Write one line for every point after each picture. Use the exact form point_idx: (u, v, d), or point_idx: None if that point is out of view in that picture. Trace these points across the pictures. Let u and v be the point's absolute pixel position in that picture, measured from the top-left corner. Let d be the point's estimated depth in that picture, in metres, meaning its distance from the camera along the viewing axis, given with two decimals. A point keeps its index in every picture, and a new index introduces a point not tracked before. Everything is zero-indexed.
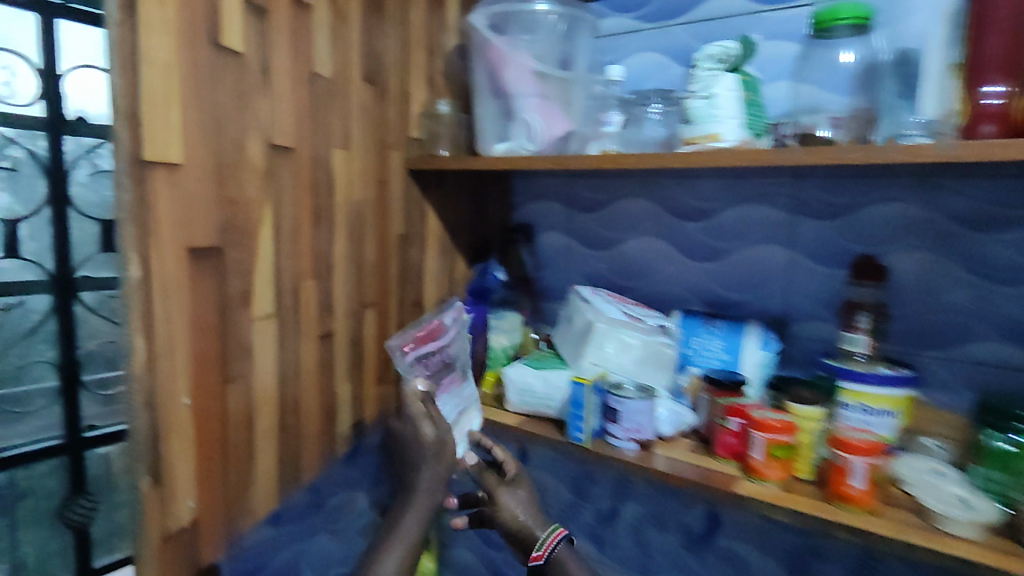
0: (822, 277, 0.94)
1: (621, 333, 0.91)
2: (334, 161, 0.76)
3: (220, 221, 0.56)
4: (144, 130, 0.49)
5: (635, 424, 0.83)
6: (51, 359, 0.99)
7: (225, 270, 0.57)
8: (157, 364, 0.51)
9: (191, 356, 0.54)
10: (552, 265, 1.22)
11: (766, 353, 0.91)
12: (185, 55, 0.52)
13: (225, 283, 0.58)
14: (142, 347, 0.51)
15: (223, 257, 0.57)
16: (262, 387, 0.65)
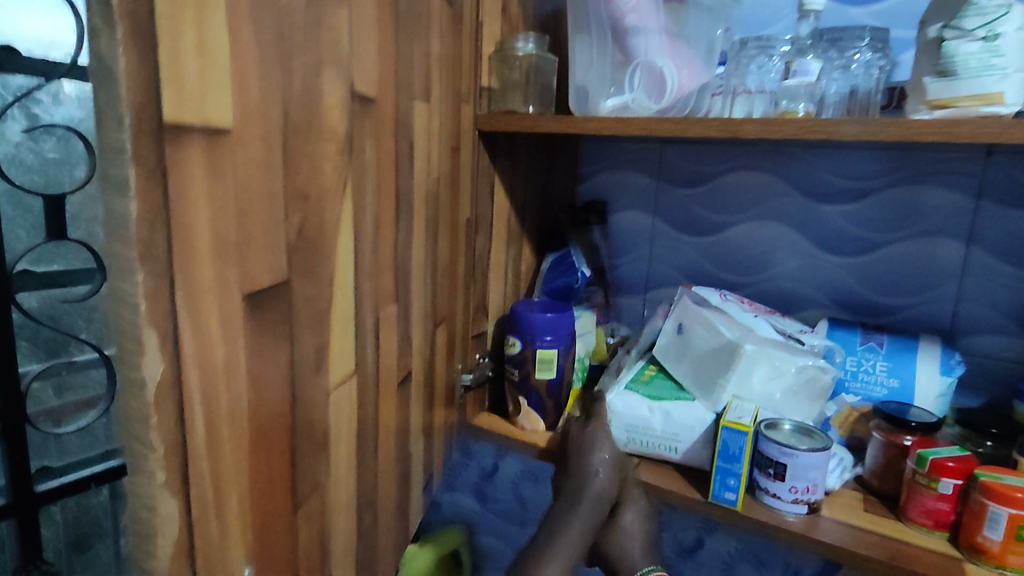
0: (1010, 280, 0.74)
1: (773, 355, 0.69)
2: (415, 120, 0.50)
3: (289, 234, 0.31)
4: (168, 59, 0.22)
5: (807, 482, 0.63)
6: None
7: (295, 319, 0.32)
8: (200, 535, 0.25)
9: (254, 488, 0.29)
10: (630, 251, 0.99)
11: (947, 379, 0.71)
12: None
13: (297, 342, 0.32)
14: (181, 510, 0.24)
15: (293, 297, 0.31)
16: (340, 488, 0.40)
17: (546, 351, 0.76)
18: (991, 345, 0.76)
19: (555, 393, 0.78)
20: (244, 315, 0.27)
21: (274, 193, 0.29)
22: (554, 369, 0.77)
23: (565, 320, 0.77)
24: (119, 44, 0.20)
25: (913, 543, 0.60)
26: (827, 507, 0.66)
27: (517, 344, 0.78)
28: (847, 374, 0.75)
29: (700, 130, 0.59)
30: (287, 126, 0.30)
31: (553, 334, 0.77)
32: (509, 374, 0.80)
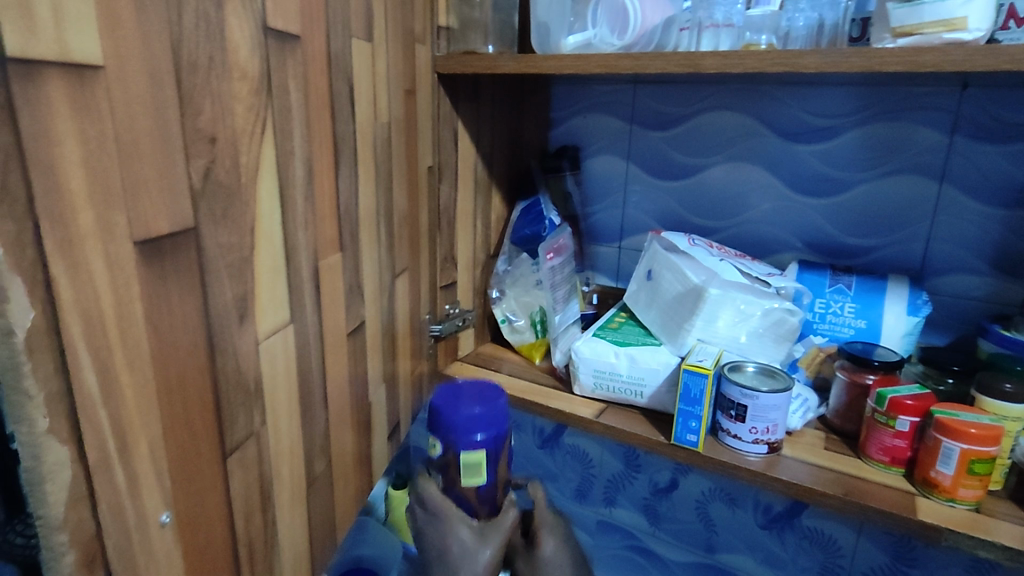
0: (979, 218, 0.73)
1: (738, 299, 0.69)
2: (355, 61, 0.48)
3: (192, 177, 0.29)
4: None
5: (766, 423, 0.64)
6: None
7: (206, 267, 0.31)
8: (101, 481, 0.25)
9: (166, 438, 0.29)
10: (604, 198, 0.97)
11: (913, 318, 0.71)
12: None
13: (210, 291, 0.32)
14: (76, 459, 0.24)
15: (202, 244, 0.30)
16: (280, 436, 0.40)
17: (471, 455, 0.55)
18: (959, 284, 0.76)
19: (487, 500, 0.59)
20: (136, 261, 0.26)
21: (168, 135, 0.28)
22: (484, 474, 0.56)
23: (498, 412, 0.56)
24: None
25: (869, 479, 0.61)
26: (788, 447, 0.67)
27: (438, 447, 0.56)
28: (815, 316, 0.75)
29: (660, 65, 0.57)
30: (179, 62, 0.28)
31: (485, 434, 0.55)
32: (430, 481, 0.59)
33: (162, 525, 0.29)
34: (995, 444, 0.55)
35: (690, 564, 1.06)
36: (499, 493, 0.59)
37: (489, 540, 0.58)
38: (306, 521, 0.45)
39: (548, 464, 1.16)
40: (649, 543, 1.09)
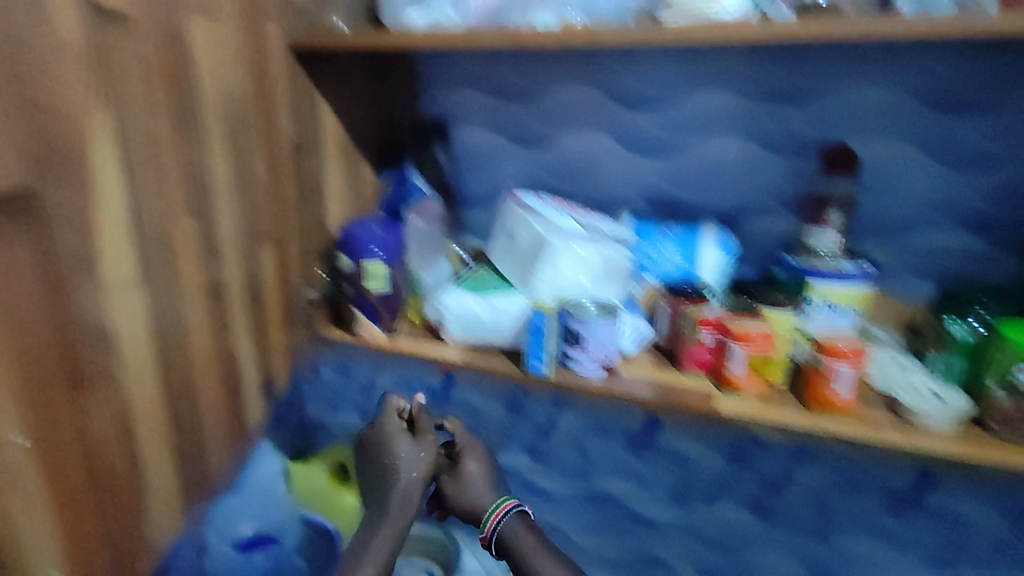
0: (779, 170, 0.86)
1: (576, 246, 0.80)
2: (166, 53, 0.58)
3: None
4: None
5: (601, 347, 0.75)
6: None
7: (44, 222, 0.50)
8: None
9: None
10: (474, 165, 1.04)
11: (724, 255, 0.85)
12: None
13: (51, 238, 0.51)
14: None
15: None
16: (115, 346, 0.57)
17: (373, 263, 0.83)
18: (767, 226, 0.89)
19: (388, 308, 0.85)
20: None
21: None
22: (385, 282, 0.84)
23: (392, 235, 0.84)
24: None
25: (684, 385, 0.74)
26: (624, 368, 0.79)
27: (347, 263, 0.85)
28: (646, 259, 0.87)
29: (480, 40, 0.66)
30: None
31: (382, 249, 0.84)
32: (346, 290, 0.86)
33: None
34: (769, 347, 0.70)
35: (569, 492, 1.20)
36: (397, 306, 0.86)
37: (423, 444, 0.77)
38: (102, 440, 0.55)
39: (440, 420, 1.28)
40: (535, 479, 1.23)
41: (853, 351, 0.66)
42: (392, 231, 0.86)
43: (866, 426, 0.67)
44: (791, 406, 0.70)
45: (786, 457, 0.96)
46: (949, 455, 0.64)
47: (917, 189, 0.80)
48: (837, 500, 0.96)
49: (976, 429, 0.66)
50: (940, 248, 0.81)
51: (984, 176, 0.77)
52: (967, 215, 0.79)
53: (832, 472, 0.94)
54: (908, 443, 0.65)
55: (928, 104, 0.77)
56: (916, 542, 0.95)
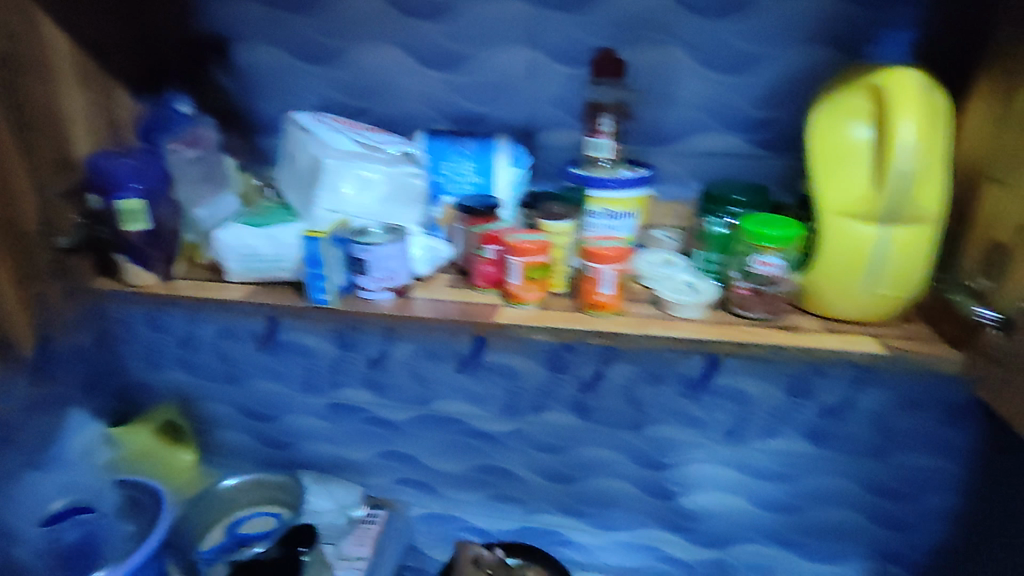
0: (565, 79, 0.87)
1: (357, 167, 0.78)
2: None
3: None
4: None
5: (386, 272, 0.75)
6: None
7: None
8: None
9: None
10: (264, 87, 0.94)
11: (518, 170, 0.86)
12: None
13: None
14: None
15: None
16: None
17: (126, 201, 0.76)
18: (559, 138, 0.90)
19: (154, 246, 0.80)
20: None
21: None
22: (145, 220, 0.77)
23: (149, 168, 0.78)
24: None
25: (474, 301, 0.78)
26: (419, 290, 0.80)
27: (98, 201, 0.77)
28: (443, 179, 0.87)
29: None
30: None
31: (138, 185, 0.77)
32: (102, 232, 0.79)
33: None
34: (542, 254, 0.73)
35: (409, 418, 1.20)
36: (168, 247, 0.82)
37: None
38: None
39: (272, 365, 1.22)
40: (378, 413, 1.22)
41: (615, 252, 0.71)
42: (149, 162, 0.79)
43: (630, 321, 0.72)
44: (570, 310, 0.75)
45: (595, 357, 1.07)
46: (701, 338, 0.69)
47: (687, 92, 0.85)
48: (643, 391, 1.07)
49: (727, 313, 0.72)
50: (710, 149, 0.87)
51: (740, 77, 0.83)
52: (729, 116, 0.86)
53: (636, 366, 1.06)
54: (666, 332, 0.70)
55: (692, 8, 0.81)
56: (712, 421, 1.07)
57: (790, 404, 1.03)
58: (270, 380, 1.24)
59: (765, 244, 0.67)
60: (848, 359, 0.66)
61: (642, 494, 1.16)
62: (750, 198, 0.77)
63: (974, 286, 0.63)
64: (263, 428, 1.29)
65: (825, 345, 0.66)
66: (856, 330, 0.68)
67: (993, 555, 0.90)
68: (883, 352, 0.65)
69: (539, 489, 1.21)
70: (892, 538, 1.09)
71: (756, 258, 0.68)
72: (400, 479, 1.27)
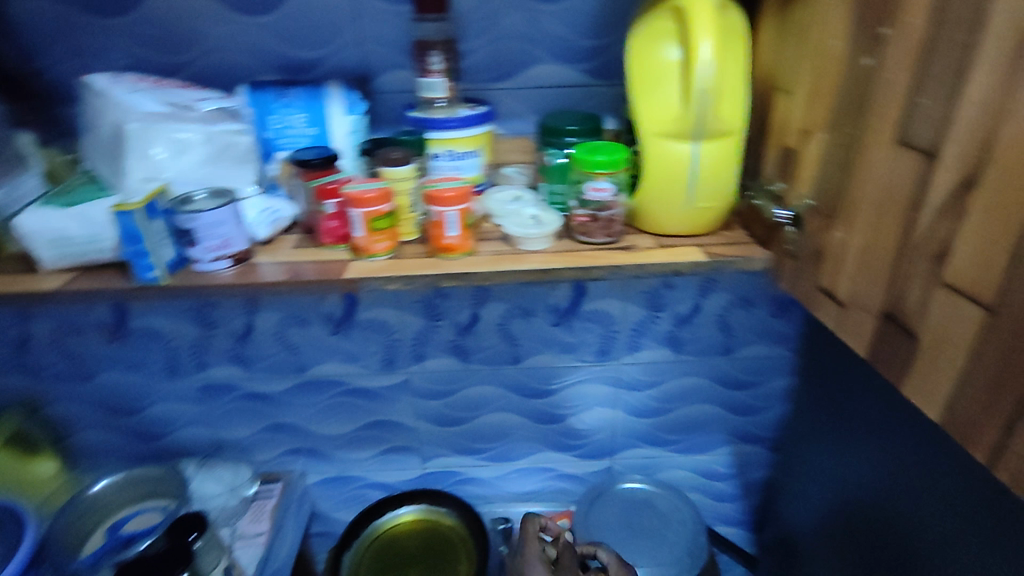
0: (389, 17, 0.83)
1: (168, 129, 0.73)
2: None
3: None
4: None
5: (220, 239, 0.71)
6: None
7: None
8: None
9: None
10: (47, 47, 0.83)
11: (353, 117, 0.83)
12: None
13: None
14: None
15: None
16: None
17: None
18: (394, 81, 0.87)
19: None
20: None
21: None
22: None
23: None
24: None
25: (322, 258, 0.75)
26: (263, 255, 0.76)
27: None
28: (274, 134, 0.83)
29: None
30: None
31: None
32: None
33: None
34: (382, 203, 0.71)
35: (287, 387, 1.17)
36: None
37: None
38: None
39: (126, 355, 1.13)
40: (254, 387, 1.17)
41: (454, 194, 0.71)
42: None
43: (480, 259, 0.73)
44: (420, 257, 0.75)
45: (468, 300, 1.08)
46: (544, 268, 0.71)
47: (513, 25, 0.85)
48: (516, 325, 1.11)
49: (571, 242, 0.75)
50: (545, 80, 0.88)
51: (561, 6, 0.84)
52: (558, 46, 0.86)
53: (506, 303, 1.08)
54: (515, 266, 0.72)
55: None
56: (584, 341, 1.13)
57: (649, 318, 1.10)
58: (126, 371, 1.15)
59: (597, 170, 0.69)
60: (673, 269, 0.71)
61: (530, 422, 1.22)
62: (582, 126, 0.79)
63: (772, 189, 0.69)
64: (132, 422, 1.21)
65: (654, 260, 0.71)
66: (682, 243, 0.74)
67: (824, 421, 1.03)
68: (704, 258, 0.71)
69: (431, 435, 1.23)
70: (747, 422, 1.23)
71: (589, 185, 0.70)
72: (291, 449, 1.25)
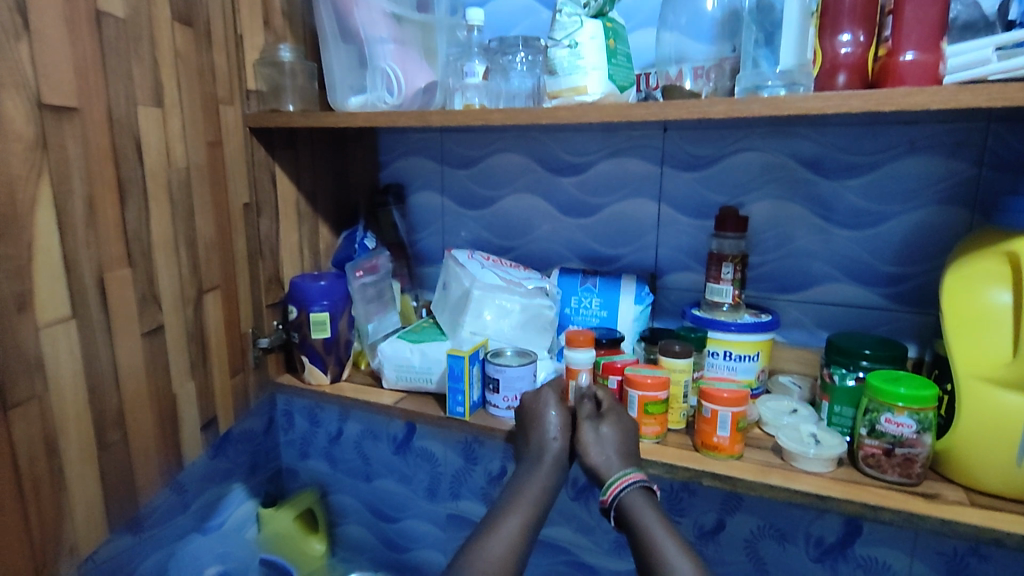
0: (689, 228, 0.94)
1: (497, 298, 0.91)
2: (147, 134, 0.72)
3: (19, 250, 0.59)
4: None
5: (515, 391, 0.83)
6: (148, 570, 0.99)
7: (85, 296, 0.66)
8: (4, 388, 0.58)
9: None
10: (427, 228, 1.11)
11: (639, 307, 0.92)
12: (109, 149, 0.67)
13: (87, 307, 0.66)
14: None
15: None
16: (62, 391, 0.65)
17: (318, 313, 0.92)
18: (682, 280, 0.96)
19: (333, 354, 0.94)
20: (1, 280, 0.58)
21: (21, 246, 0.59)
22: (328, 330, 0.93)
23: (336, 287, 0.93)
24: (39, 205, 0.60)
25: None
26: None
27: (294, 311, 0.94)
28: (571, 310, 0.96)
29: (435, 118, 0.78)
30: (63, 209, 0.63)
31: (328, 301, 0.93)
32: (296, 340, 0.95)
33: (23, 399, 0.61)
34: (659, 391, 0.76)
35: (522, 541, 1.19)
36: (341, 351, 0.95)
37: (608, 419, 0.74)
38: (97, 473, 0.70)
39: (402, 468, 1.26)
40: None
41: (733, 395, 0.72)
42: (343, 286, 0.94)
43: (748, 466, 0.71)
44: (684, 448, 0.76)
45: (716, 503, 0.99)
46: (819, 491, 0.66)
47: (807, 245, 0.88)
48: (767, 547, 0.98)
49: (854, 472, 0.69)
50: (832, 298, 0.88)
51: (863, 233, 0.85)
52: (856, 269, 0.86)
53: (758, 518, 0.97)
54: (785, 479, 0.69)
55: (807, 166, 0.86)
56: None
57: None
58: (399, 482, 1.28)
59: (901, 404, 0.64)
60: (997, 538, 0.60)
61: None
62: (880, 351, 0.74)
63: None
64: (387, 528, 1.32)
65: (965, 518, 0.61)
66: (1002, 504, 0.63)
67: None
68: None
69: None
70: None
71: (885, 415, 0.66)
72: None
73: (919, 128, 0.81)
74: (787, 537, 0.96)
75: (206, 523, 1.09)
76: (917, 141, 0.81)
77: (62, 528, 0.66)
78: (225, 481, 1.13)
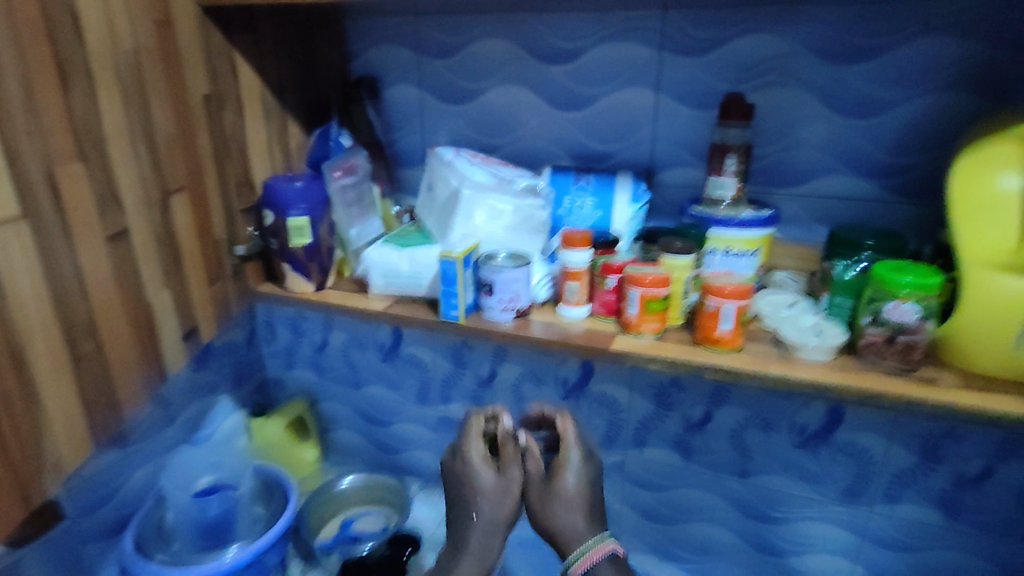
0: (688, 119, 0.88)
1: (487, 197, 0.86)
2: (84, 8, 0.63)
3: None
4: None
5: (511, 293, 0.80)
6: (141, 480, 0.98)
7: (35, 197, 0.59)
8: None
9: None
10: (406, 126, 1.03)
11: (635, 207, 0.89)
12: (39, 23, 0.58)
13: (39, 207, 0.60)
14: None
15: None
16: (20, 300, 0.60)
17: (296, 219, 0.86)
18: (679, 175, 0.92)
19: (315, 260, 0.89)
20: None
21: None
22: (308, 236, 0.88)
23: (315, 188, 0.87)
24: None
25: (581, 327, 0.81)
26: (537, 313, 0.84)
27: (271, 216, 0.88)
28: (564, 212, 0.91)
29: None
30: None
31: (306, 204, 0.87)
32: (275, 246, 0.90)
33: None
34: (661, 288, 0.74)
35: None
36: (323, 257, 0.90)
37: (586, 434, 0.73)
38: (75, 385, 0.66)
39: (390, 375, 1.26)
40: None
41: (735, 290, 0.71)
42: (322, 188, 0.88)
43: (747, 358, 0.71)
44: (684, 344, 0.75)
45: (705, 397, 1.02)
46: (818, 381, 0.67)
47: (811, 136, 0.84)
48: (752, 436, 1.01)
49: (852, 361, 0.70)
50: (832, 191, 0.86)
51: (870, 121, 0.81)
52: (859, 160, 0.83)
53: (746, 410, 1.00)
54: (785, 371, 0.69)
55: (816, 47, 0.80)
56: (830, 477, 0.99)
57: (918, 468, 0.93)
58: (388, 389, 1.28)
59: (904, 292, 0.64)
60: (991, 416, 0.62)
61: (747, 550, 1.09)
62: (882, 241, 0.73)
63: None
64: (378, 433, 1.34)
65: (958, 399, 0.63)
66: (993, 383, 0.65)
67: None
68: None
69: (635, 528, 1.16)
70: None
71: (889, 305, 0.66)
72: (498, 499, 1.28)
73: (937, 4, 0.75)
74: (772, 426, 0.99)
75: (195, 432, 1.08)
76: (935, 17, 0.75)
77: (43, 442, 0.64)
78: (211, 392, 1.11)
